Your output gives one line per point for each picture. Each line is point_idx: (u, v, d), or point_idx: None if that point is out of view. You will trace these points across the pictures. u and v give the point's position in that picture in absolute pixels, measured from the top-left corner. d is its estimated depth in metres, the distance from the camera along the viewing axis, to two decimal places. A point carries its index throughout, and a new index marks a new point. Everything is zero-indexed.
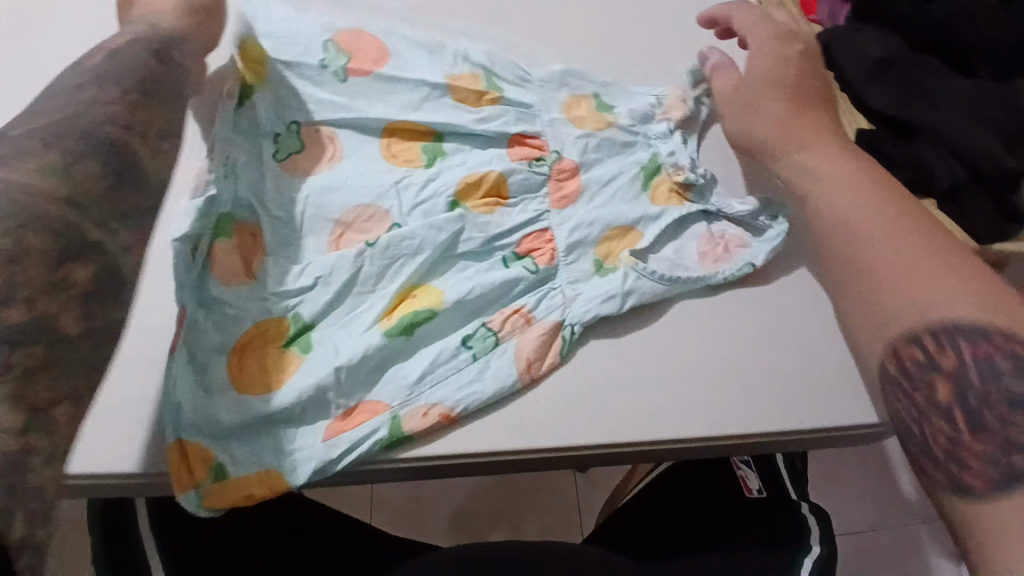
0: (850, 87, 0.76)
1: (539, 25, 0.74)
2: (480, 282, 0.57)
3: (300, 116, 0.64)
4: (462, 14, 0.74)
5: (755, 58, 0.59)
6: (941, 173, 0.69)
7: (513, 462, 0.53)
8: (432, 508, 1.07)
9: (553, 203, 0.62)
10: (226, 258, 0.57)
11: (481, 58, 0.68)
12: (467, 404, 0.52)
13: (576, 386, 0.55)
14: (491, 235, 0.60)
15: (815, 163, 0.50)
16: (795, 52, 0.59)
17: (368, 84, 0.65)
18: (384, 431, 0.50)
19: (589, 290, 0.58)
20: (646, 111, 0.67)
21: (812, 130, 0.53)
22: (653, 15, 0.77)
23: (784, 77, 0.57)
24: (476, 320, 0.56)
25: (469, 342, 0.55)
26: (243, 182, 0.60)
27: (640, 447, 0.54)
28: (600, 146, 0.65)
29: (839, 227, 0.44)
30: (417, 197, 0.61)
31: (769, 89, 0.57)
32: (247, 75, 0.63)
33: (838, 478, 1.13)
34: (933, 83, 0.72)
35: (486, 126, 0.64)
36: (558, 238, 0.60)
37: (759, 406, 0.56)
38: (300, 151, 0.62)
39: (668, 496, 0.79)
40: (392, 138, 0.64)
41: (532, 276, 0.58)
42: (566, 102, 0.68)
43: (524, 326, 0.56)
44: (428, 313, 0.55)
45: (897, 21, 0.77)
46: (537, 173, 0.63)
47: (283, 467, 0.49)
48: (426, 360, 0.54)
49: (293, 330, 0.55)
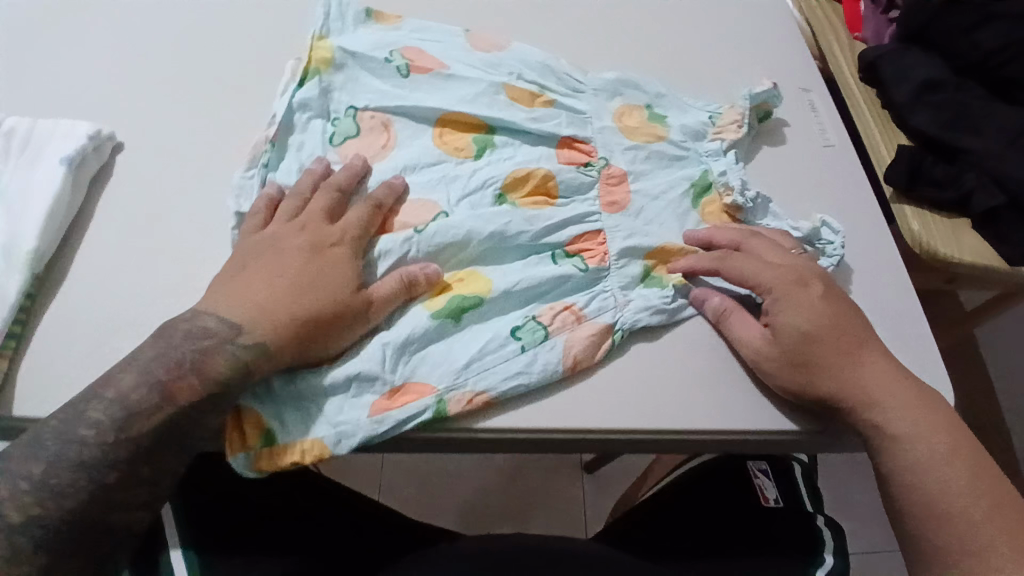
0: (895, 108, 0.76)
1: (590, 31, 0.76)
2: (530, 275, 0.58)
3: (358, 103, 0.64)
4: (515, 17, 0.76)
5: (784, 313, 0.55)
6: (979, 199, 0.70)
7: (543, 441, 0.55)
8: (440, 500, 1.07)
9: (604, 207, 0.62)
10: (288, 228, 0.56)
11: (537, 66, 0.69)
12: (510, 391, 0.53)
13: (610, 375, 0.57)
14: (541, 228, 0.59)
15: (882, 386, 0.54)
16: (813, 292, 0.56)
17: (427, 80, 0.66)
18: (430, 412, 0.51)
19: (638, 298, 0.59)
20: (698, 128, 0.68)
21: (867, 366, 0.55)
22: (700, 27, 0.79)
23: (820, 333, 0.55)
24: (524, 311, 0.57)
25: (517, 334, 0.55)
26: (303, 152, 0.62)
27: (667, 436, 0.55)
28: (649, 158, 0.65)
29: (918, 478, 0.52)
30: (466, 188, 0.61)
31: (810, 348, 0.54)
32: (314, 61, 0.64)
33: (846, 503, 1.16)
34: (979, 110, 0.73)
35: (539, 126, 0.65)
36: (611, 244, 0.60)
37: (784, 405, 0.57)
38: (357, 136, 0.63)
39: (687, 500, 0.76)
40: (446, 128, 0.65)
41: (582, 275, 0.59)
42: (618, 110, 0.68)
43: (574, 323, 0.57)
44: (476, 300, 0.56)
45: (942, 45, 0.77)
46: (586, 175, 0.63)
47: (328, 439, 0.50)
48: (474, 347, 0.54)
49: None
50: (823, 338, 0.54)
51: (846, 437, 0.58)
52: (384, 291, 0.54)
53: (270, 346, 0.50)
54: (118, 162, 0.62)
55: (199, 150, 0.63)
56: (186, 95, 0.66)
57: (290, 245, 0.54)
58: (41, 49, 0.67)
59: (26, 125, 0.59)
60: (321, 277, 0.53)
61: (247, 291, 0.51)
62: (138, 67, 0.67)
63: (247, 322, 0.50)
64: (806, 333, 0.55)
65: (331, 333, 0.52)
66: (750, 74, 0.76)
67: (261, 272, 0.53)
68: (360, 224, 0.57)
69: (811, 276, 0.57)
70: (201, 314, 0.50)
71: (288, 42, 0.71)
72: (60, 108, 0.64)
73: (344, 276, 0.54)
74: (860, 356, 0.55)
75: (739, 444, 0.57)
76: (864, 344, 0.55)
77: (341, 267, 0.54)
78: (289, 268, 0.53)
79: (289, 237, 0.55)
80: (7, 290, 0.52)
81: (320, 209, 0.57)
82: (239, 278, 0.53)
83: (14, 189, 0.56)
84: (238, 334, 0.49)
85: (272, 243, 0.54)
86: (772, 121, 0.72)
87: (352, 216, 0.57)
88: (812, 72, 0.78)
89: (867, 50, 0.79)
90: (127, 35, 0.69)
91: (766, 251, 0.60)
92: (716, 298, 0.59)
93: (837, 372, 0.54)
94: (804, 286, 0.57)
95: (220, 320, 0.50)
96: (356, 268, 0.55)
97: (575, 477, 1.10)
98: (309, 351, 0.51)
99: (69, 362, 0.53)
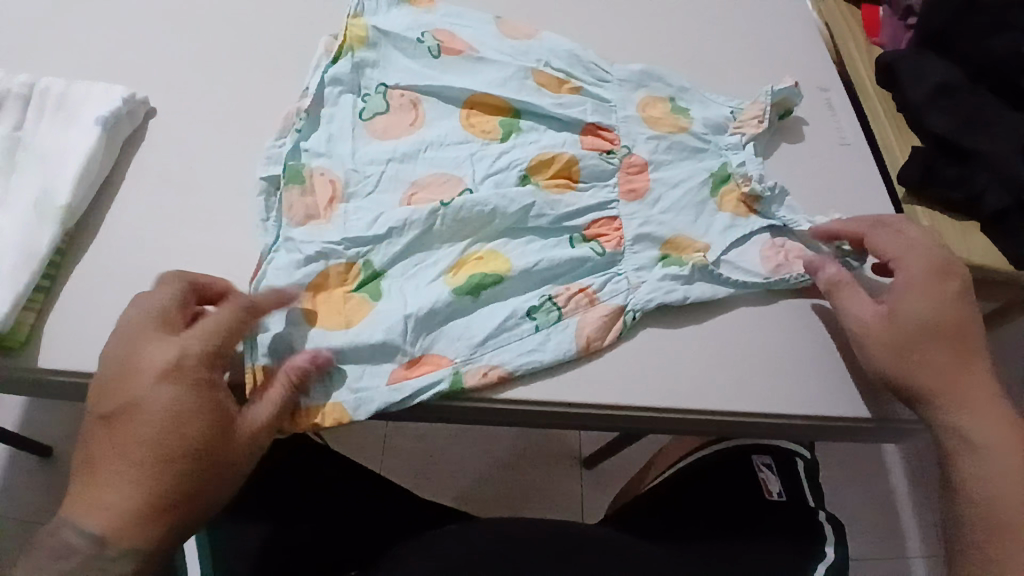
0: (912, 110, 0.78)
1: (619, 23, 0.78)
2: (551, 255, 0.59)
3: (389, 80, 0.66)
4: (547, 7, 0.77)
5: (906, 298, 0.55)
6: (989, 199, 0.71)
7: (554, 416, 0.55)
8: (442, 481, 1.07)
9: (621, 195, 0.63)
10: (299, 200, 0.58)
11: (565, 55, 0.70)
12: (525, 368, 0.54)
13: (630, 357, 0.57)
14: (562, 213, 0.60)
15: (967, 380, 0.54)
16: (950, 288, 0.56)
17: (458, 62, 0.67)
18: (446, 383, 0.52)
19: (653, 278, 0.60)
20: (719, 123, 0.69)
21: (966, 369, 0.54)
22: (724, 26, 0.80)
23: (935, 324, 0.54)
24: (542, 291, 0.58)
25: (533, 314, 0.56)
26: (326, 129, 0.62)
27: (685, 415, 0.56)
28: (670, 148, 0.67)
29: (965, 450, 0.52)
30: (490, 168, 0.62)
31: (923, 338, 0.54)
32: (349, 38, 0.66)
33: (848, 507, 1.11)
34: (990, 114, 0.75)
35: (564, 111, 0.66)
36: (626, 228, 0.62)
37: (797, 394, 0.58)
38: (386, 112, 0.64)
39: (694, 492, 0.77)
40: (473, 110, 0.66)
41: (599, 258, 0.59)
42: (643, 101, 0.70)
43: (588, 305, 0.58)
44: (496, 278, 0.57)
45: (955, 51, 0.79)
46: (608, 163, 0.64)
47: (347, 403, 0.51)
48: (492, 323, 0.55)
49: (364, 276, 0.56)
50: (940, 328, 0.54)
51: (840, 426, 0.58)
52: (258, 421, 0.48)
53: (145, 549, 0.44)
54: (149, 127, 0.63)
55: (231, 119, 0.64)
56: (220, 65, 0.67)
57: (128, 409, 0.45)
58: (80, 16, 0.68)
59: (63, 85, 0.59)
60: (177, 440, 0.45)
61: (97, 491, 0.44)
62: (174, 37, 0.68)
63: (109, 535, 0.43)
64: (923, 326, 0.54)
65: (210, 490, 0.46)
66: (771, 72, 0.77)
67: (101, 465, 0.45)
68: (206, 349, 0.47)
69: (952, 271, 0.57)
70: (61, 528, 0.44)
71: (321, 18, 0.72)
72: (98, 73, 0.65)
73: (203, 425, 0.46)
74: (961, 361, 0.54)
75: (745, 426, 0.57)
76: (971, 349, 0.55)
77: (192, 417, 0.45)
78: (133, 443, 0.44)
79: (128, 393, 0.46)
80: (40, 242, 0.53)
81: (145, 352, 0.47)
82: (89, 463, 0.45)
83: (50, 146, 0.57)
84: (105, 549, 0.44)
85: (107, 415, 0.46)
86: (792, 118, 0.74)
87: (190, 338, 0.47)
88: (830, 73, 0.79)
89: (885, 54, 0.81)
90: (165, 5, 0.71)
91: (905, 242, 0.59)
92: (830, 268, 0.59)
93: (943, 367, 0.53)
94: (943, 279, 0.56)
95: (80, 536, 0.44)
96: (211, 407, 0.46)
97: (575, 469, 1.10)
98: (194, 515, 0.46)
99: (98, 316, 0.54)
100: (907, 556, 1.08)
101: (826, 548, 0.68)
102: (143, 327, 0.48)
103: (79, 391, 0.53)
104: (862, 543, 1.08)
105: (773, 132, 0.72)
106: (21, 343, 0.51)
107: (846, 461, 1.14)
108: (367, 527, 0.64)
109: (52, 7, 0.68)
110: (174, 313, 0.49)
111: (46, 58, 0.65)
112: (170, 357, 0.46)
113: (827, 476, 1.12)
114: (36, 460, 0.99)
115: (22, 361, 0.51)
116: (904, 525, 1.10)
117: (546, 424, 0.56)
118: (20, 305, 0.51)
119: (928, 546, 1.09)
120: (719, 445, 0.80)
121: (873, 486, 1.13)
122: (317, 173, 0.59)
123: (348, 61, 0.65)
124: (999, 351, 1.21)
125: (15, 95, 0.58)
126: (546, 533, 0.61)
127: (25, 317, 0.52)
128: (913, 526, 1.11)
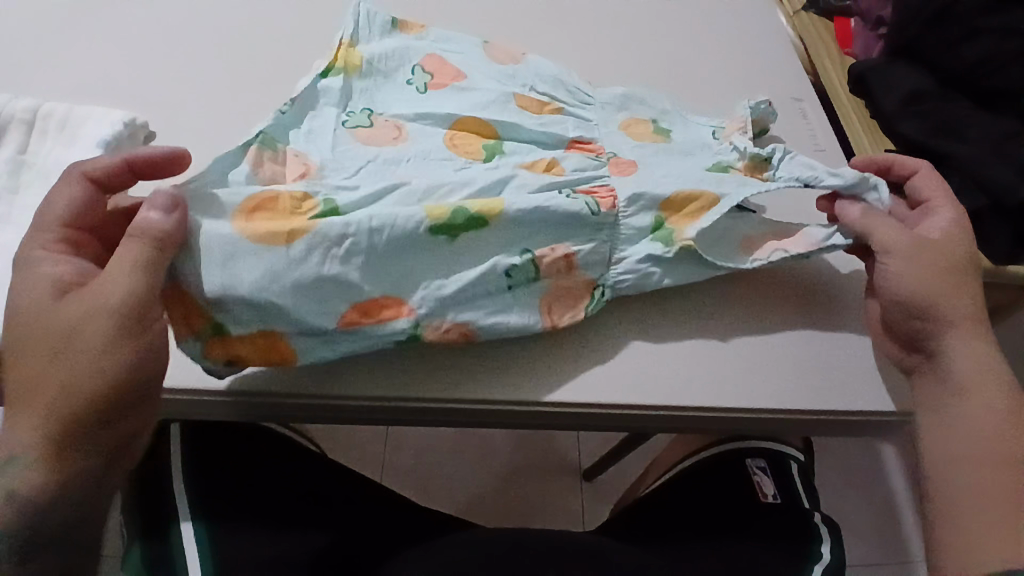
0: (884, 117, 0.82)
1: (600, 40, 0.81)
2: (541, 205, 0.56)
3: (375, 108, 0.64)
4: (531, 28, 0.81)
5: (948, 235, 0.58)
6: (964, 202, 0.74)
7: (538, 413, 0.58)
8: (441, 493, 1.08)
9: (610, 169, 0.63)
10: (271, 169, 0.54)
11: (550, 79, 0.71)
12: (489, 327, 0.56)
13: (612, 359, 0.60)
14: (549, 182, 0.59)
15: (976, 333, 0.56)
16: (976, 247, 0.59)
17: (440, 91, 0.66)
18: (403, 333, 0.53)
19: (638, 248, 0.60)
20: (704, 140, 0.69)
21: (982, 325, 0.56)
22: (702, 40, 0.84)
23: (959, 270, 0.57)
24: (522, 245, 0.57)
25: (510, 272, 0.56)
26: (305, 126, 0.59)
27: (672, 411, 0.59)
28: (658, 153, 0.65)
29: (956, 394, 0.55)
30: (477, 177, 0.57)
31: (945, 272, 0.57)
32: (337, 56, 0.64)
33: (844, 512, 1.11)
34: (963, 121, 0.78)
35: (548, 129, 0.64)
36: (621, 189, 0.60)
37: (780, 389, 0.60)
38: (368, 127, 0.60)
39: (686, 496, 0.76)
40: (456, 133, 0.63)
41: (590, 216, 0.58)
42: (625, 121, 0.70)
43: (565, 270, 0.59)
44: (474, 222, 0.54)
45: (925, 57, 0.82)
46: (596, 159, 0.62)
47: (292, 339, 0.52)
48: (463, 276, 0.55)
49: (323, 209, 0.52)
50: (965, 275, 0.57)
51: (827, 420, 0.61)
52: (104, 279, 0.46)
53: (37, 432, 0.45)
54: (148, 147, 0.65)
55: (228, 138, 0.67)
56: (216, 90, 0.70)
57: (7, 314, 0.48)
58: (83, 45, 0.72)
59: (66, 109, 0.62)
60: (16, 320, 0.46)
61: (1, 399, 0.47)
62: (174, 64, 0.71)
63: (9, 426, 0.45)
64: (950, 263, 0.57)
65: (52, 367, 0.45)
66: (747, 83, 0.81)
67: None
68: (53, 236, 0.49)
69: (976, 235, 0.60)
70: None
71: (315, 44, 0.75)
72: (100, 98, 0.68)
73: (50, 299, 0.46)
74: (979, 312, 0.57)
75: (728, 420, 0.60)
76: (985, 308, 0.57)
77: (41, 295, 0.46)
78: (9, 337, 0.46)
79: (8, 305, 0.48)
80: None
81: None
82: None
83: (53, 167, 0.60)
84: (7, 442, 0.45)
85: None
86: (770, 137, 0.75)
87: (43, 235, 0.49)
88: (804, 83, 0.83)
89: (856, 64, 0.85)
90: (164, 35, 0.74)
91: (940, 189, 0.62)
92: (852, 207, 0.61)
93: (969, 312, 0.56)
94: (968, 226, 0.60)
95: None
96: (33, 279, 0.47)
97: (572, 480, 1.11)
98: (48, 400, 0.45)
99: None
100: (910, 560, 1.08)
101: (821, 548, 0.69)
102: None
103: None
104: (860, 549, 1.08)
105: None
106: None
107: (840, 465, 1.14)
108: (368, 531, 0.65)
109: (58, 38, 0.72)
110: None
111: (50, 85, 0.68)
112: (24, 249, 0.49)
113: (823, 484, 1.12)
114: None
115: None
116: (903, 530, 1.10)
117: (530, 419, 0.59)
118: None
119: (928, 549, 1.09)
120: (726, 444, 0.79)
121: (870, 492, 1.13)
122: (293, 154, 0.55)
123: (328, 81, 0.63)
124: None
125: (18, 120, 0.61)
126: (538, 537, 0.62)
127: None
128: (913, 529, 1.10)
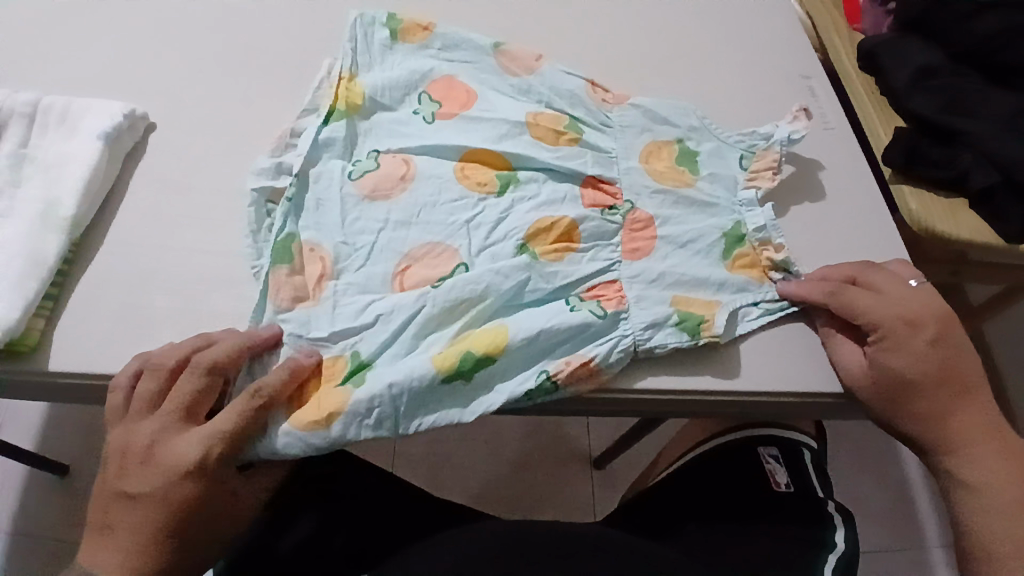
0: (895, 95, 0.80)
1: (608, 24, 0.80)
2: (550, 323, 0.55)
3: (380, 146, 0.65)
4: (537, 13, 0.80)
5: (884, 355, 0.54)
6: (975, 177, 0.72)
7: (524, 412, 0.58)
8: (450, 484, 1.07)
9: (624, 254, 0.62)
10: (286, 283, 0.57)
11: (567, 94, 0.69)
12: None
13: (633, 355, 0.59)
14: (558, 286, 0.59)
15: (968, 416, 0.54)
16: (931, 334, 0.54)
17: (453, 123, 0.66)
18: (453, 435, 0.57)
19: (658, 338, 0.57)
20: (730, 178, 0.67)
21: (969, 409, 0.54)
22: (710, 20, 0.83)
23: (920, 377, 0.54)
24: (539, 367, 0.55)
25: (530, 393, 0.55)
26: (320, 186, 0.62)
27: (686, 396, 0.59)
28: (676, 203, 0.64)
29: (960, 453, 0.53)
30: (486, 239, 0.61)
31: (909, 388, 0.54)
32: (339, 101, 0.66)
33: (858, 497, 1.10)
34: (973, 97, 0.75)
35: (565, 163, 0.65)
36: (628, 290, 0.59)
37: (798, 377, 0.60)
38: (376, 171, 0.63)
39: (698, 483, 0.74)
40: (467, 163, 0.65)
41: (601, 320, 0.57)
42: (647, 148, 0.68)
43: (586, 376, 0.56)
44: (489, 356, 0.54)
45: (937, 33, 0.80)
46: (609, 222, 0.63)
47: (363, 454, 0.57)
48: (498, 397, 0.54)
49: (350, 368, 0.54)
50: (922, 381, 0.53)
51: (836, 404, 0.60)
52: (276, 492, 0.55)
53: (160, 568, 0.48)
54: (151, 139, 0.65)
55: (231, 130, 0.67)
56: (220, 84, 0.70)
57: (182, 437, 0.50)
58: (84, 38, 0.71)
59: (66, 102, 0.62)
60: (181, 525, 0.49)
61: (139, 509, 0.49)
62: (173, 59, 0.71)
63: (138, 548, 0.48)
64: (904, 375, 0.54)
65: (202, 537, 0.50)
66: (756, 63, 0.79)
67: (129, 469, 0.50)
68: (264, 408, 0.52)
69: (925, 320, 0.55)
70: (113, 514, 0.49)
71: (318, 35, 0.75)
72: (101, 92, 0.68)
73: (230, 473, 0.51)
74: (957, 401, 0.54)
75: (740, 405, 0.60)
76: (966, 390, 0.54)
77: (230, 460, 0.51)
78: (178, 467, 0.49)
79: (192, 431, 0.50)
80: (47, 250, 0.55)
81: (172, 445, 0.50)
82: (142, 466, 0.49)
83: (56, 159, 0.59)
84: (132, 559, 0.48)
85: (127, 485, 0.49)
86: (807, 159, 0.72)
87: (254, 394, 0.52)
88: (814, 60, 0.82)
89: (867, 41, 0.83)
90: (164, 28, 0.73)
91: (881, 295, 0.57)
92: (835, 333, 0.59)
93: (939, 396, 0.54)
94: (914, 329, 0.54)
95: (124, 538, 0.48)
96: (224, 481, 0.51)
97: (583, 468, 1.10)
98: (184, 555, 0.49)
99: (102, 318, 0.56)
100: (923, 545, 1.07)
101: (834, 536, 0.68)
102: (163, 414, 0.51)
103: (87, 391, 0.55)
104: (874, 534, 1.07)
105: (792, 188, 0.70)
106: (31, 347, 0.54)
107: (856, 453, 1.12)
108: (381, 520, 0.65)
109: (59, 31, 0.71)
110: (195, 401, 0.52)
111: (52, 79, 0.68)
112: (190, 452, 0.49)
113: (837, 470, 1.11)
114: (47, 476, 0.98)
115: (34, 364, 0.54)
116: (917, 515, 1.09)
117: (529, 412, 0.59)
118: (29, 310, 0.53)
119: (943, 532, 1.08)
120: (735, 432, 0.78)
121: (886, 477, 1.11)
122: (301, 249, 0.59)
123: (334, 123, 0.65)
124: (1012, 332, 1.19)
125: (21, 114, 0.61)
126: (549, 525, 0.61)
127: (35, 323, 0.54)
128: (930, 514, 1.09)
